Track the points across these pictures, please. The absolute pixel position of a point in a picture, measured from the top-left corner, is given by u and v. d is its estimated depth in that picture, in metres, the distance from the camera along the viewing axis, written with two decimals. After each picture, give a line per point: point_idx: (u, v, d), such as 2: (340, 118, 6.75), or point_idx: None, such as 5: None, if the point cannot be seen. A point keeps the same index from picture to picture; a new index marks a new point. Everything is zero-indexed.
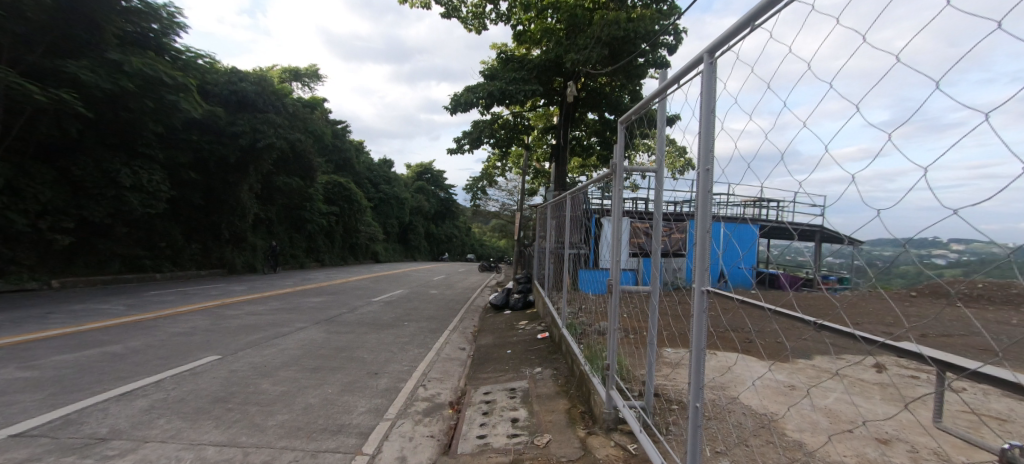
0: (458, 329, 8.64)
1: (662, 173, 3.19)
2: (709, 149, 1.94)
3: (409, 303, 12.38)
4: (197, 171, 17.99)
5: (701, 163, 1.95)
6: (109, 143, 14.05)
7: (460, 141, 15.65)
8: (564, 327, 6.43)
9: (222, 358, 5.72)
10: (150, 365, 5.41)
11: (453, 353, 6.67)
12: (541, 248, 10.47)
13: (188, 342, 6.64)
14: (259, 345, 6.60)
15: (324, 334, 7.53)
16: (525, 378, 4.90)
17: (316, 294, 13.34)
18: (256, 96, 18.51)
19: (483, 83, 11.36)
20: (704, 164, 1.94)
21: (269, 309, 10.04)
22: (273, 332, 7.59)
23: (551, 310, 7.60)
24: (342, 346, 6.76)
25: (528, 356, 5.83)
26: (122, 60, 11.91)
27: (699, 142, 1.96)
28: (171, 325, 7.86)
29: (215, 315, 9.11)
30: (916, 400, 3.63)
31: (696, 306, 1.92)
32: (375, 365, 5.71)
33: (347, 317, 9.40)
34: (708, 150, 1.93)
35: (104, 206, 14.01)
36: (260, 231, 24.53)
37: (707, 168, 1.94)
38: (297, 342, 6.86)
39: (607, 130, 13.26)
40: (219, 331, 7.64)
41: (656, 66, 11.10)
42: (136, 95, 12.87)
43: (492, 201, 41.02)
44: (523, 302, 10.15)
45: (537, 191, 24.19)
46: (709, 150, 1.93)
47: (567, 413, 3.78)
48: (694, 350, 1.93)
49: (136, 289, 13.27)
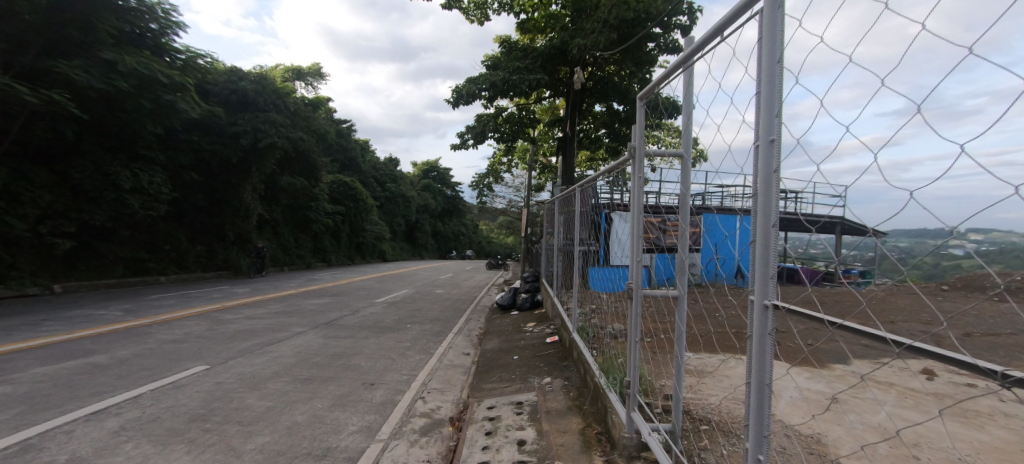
0: (463, 331, 8.24)
1: (687, 158, 2.69)
2: (774, 113, 1.41)
3: (413, 303, 11.97)
4: (199, 173, 17.74)
5: (763, 131, 1.43)
6: (109, 145, 13.81)
7: (463, 136, 15.15)
8: (575, 330, 6.00)
9: (209, 369, 5.35)
10: (131, 378, 5.05)
11: (457, 359, 6.27)
12: (548, 245, 10.03)
13: (177, 351, 6.29)
14: (251, 353, 6.23)
15: (321, 340, 7.16)
16: (533, 389, 4.48)
17: (319, 295, 13.00)
18: (256, 95, 18.19)
19: (485, 73, 10.87)
20: (767, 135, 1.42)
21: (267, 313, 9.69)
22: (269, 338, 7.23)
23: (561, 311, 7.17)
24: (339, 353, 6.36)
25: (537, 363, 5.41)
26: (115, 59, 11.59)
27: (761, 106, 1.44)
28: (163, 332, 7.53)
29: (211, 320, 8.77)
30: (985, 417, 3.13)
31: (760, 325, 1.41)
32: (372, 375, 5.32)
33: (347, 320, 9.02)
34: (773, 114, 1.41)
35: (106, 210, 13.78)
36: (265, 231, 24.34)
37: (770, 139, 1.42)
38: (292, 349, 6.48)
39: (616, 121, 12.76)
40: (213, 337, 7.29)
41: (668, 51, 10.57)
42: (132, 95, 12.55)
43: (499, 198, 40.58)
44: (532, 302, 9.69)
45: (544, 186, 23.64)
46: (774, 115, 1.41)
47: (581, 435, 3.35)
48: (754, 382, 1.45)
49: (137, 293, 13.03)
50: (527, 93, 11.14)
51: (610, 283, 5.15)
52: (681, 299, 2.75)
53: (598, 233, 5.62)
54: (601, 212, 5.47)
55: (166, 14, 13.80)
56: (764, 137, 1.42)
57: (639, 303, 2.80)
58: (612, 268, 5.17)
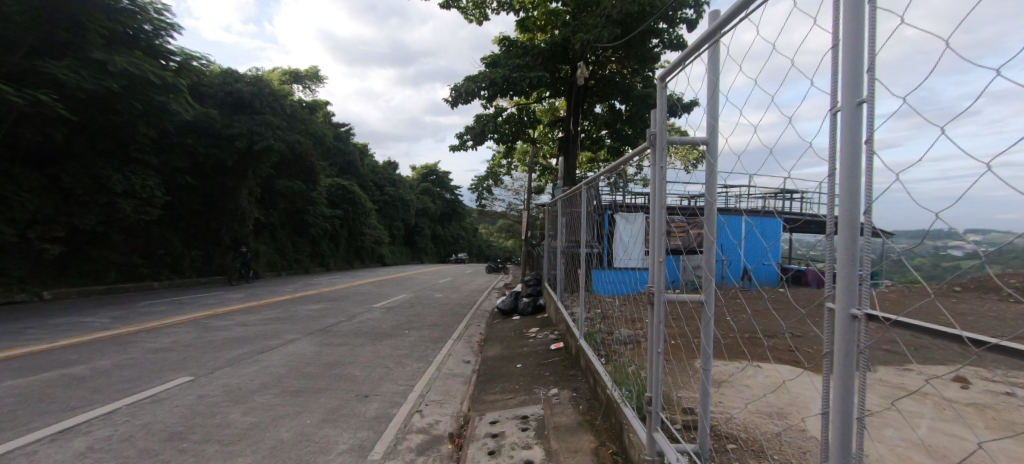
0: (463, 338, 7.92)
1: (713, 147, 2.30)
2: (860, 69, 1.08)
3: (411, 308, 11.64)
4: (193, 176, 17.43)
5: (845, 92, 1.09)
6: (100, 148, 13.46)
7: (462, 137, 14.86)
8: (581, 337, 5.70)
9: (193, 380, 5.03)
10: (109, 391, 4.73)
11: (457, 367, 5.95)
12: (551, 247, 9.73)
13: (162, 361, 5.97)
14: (240, 362, 5.90)
15: (314, 348, 6.84)
16: (539, 401, 4.18)
17: (315, 300, 12.65)
18: (252, 97, 17.90)
19: (484, 71, 10.59)
20: (853, 97, 1.08)
21: (260, 319, 9.36)
22: (260, 346, 6.92)
23: (565, 316, 6.86)
24: (333, 361, 6.03)
25: (541, 372, 5.11)
26: (105, 60, 11.28)
27: (843, 62, 1.11)
28: (150, 340, 7.20)
29: (202, 327, 8.45)
30: None
31: (846, 341, 1.10)
32: (366, 385, 5.00)
33: (343, 326, 8.68)
34: (860, 70, 1.08)
35: (97, 214, 13.44)
36: (262, 236, 24.02)
37: (857, 102, 1.08)
38: (283, 358, 6.17)
39: (617, 121, 12.49)
40: (201, 346, 6.96)
41: (671, 47, 10.33)
42: (122, 96, 12.24)
43: (499, 201, 40.29)
44: (533, 306, 9.36)
45: (545, 189, 23.34)
46: (860, 72, 1.08)
47: (594, 455, 3.05)
48: (836, 410, 1.16)
49: (128, 299, 12.68)
50: (527, 92, 10.86)
51: (615, 286, 5.00)
52: (708, 305, 2.38)
53: (601, 234, 5.38)
54: (604, 213, 5.24)
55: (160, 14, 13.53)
56: (849, 100, 1.08)
57: (658, 309, 2.45)
58: (617, 271, 5.00)
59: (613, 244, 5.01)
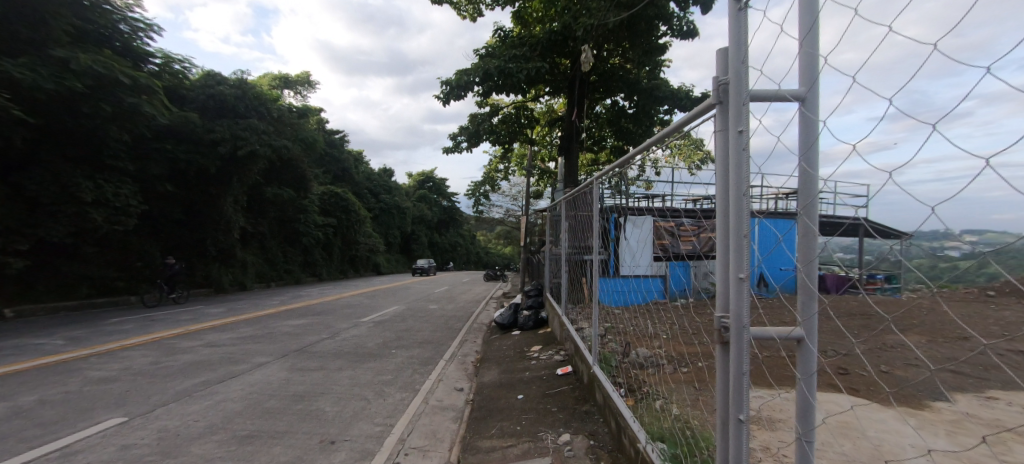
0: (457, 358, 7.05)
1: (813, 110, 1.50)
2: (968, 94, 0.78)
3: (402, 323, 10.71)
4: (174, 184, 16.54)
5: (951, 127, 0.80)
6: (71, 155, 12.54)
7: (456, 138, 14.05)
8: (593, 358, 4.92)
9: (124, 425, 4.14)
10: (16, 439, 3.86)
11: (448, 397, 5.09)
12: (552, 254, 8.90)
13: (100, 395, 5.10)
14: (190, 397, 5.00)
15: (284, 374, 5.96)
16: (548, 453, 3.35)
17: (298, 315, 11.69)
18: (235, 100, 17.03)
19: (477, 63, 9.79)
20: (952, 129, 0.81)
21: (232, 339, 8.44)
22: (223, 373, 6.05)
23: (571, 333, 6.05)
24: (302, 393, 5.14)
25: (547, 407, 4.28)
26: (67, 57, 10.39)
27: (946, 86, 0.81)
28: (97, 367, 6.31)
29: (164, 349, 7.53)
30: None
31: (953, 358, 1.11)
32: (337, 426, 4.15)
33: (323, 346, 7.78)
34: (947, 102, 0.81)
35: (65, 225, 12.45)
36: (251, 246, 23.12)
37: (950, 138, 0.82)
38: (243, 388, 5.29)
39: (621, 118, 11.79)
40: (154, 373, 6.05)
41: (681, 35, 9.60)
42: (88, 97, 11.32)
43: (497, 208, 39.38)
44: (535, 320, 8.47)
45: (544, 193, 22.53)
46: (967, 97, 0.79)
47: None
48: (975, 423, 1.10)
49: (97, 317, 11.71)
50: (525, 85, 10.06)
51: (622, 295, 4.44)
52: (812, 342, 1.55)
53: (607, 239, 4.71)
54: (610, 217, 4.60)
55: (134, 12, 12.74)
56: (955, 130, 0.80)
57: (738, 355, 1.56)
58: (623, 279, 4.38)
59: (620, 250, 4.37)
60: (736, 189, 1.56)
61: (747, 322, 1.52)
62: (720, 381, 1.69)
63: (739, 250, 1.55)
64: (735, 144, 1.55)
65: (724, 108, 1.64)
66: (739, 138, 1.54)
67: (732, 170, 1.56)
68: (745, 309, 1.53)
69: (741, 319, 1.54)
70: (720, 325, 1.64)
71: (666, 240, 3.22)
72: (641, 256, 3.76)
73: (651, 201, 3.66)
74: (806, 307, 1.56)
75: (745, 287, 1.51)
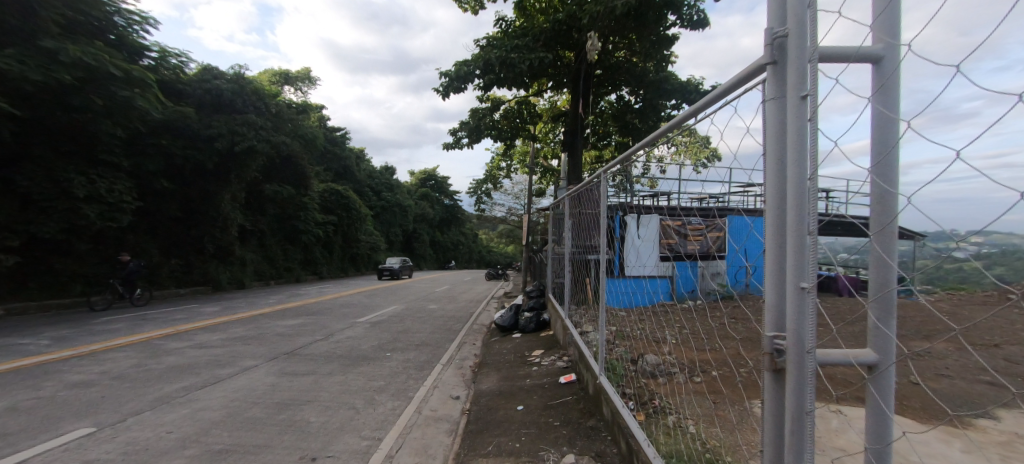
0: (454, 362, 6.72)
1: (894, 70, 1.15)
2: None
3: (400, 323, 10.37)
4: (171, 181, 16.23)
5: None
6: (63, 149, 12.25)
7: (457, 133, 13.69)
8: (594, 358, 4.55)
9: (92, 438, 3.83)
10: None
11: (443, 406, 4.77)
12: (554, 254, 8.56)
13: (74, 401, 4.80)
14: (167, 405, 4.67)
15: (272, 379, 5.66)
16: None
17: (293, 315, 11.37)
18: (233, 95, 16.56)
19: (478, 53, 9.44)
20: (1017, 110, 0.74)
21: (222, 340, 8.13)
22: (208, 377, 5.74)
23: (574, 336, 5.73)
24: (286, 401, 4.80)
25: (548, 420, 3.97)
26: (56, 48, 10.02)
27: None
28: (77, 370, 6.01)
29: (149, 351, 7.22)
30: None
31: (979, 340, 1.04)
32: (323, 439, 3.83)
33: (315, 348, 7.46)
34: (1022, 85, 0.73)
35: (57, 222, 12.12)
36: (250, 244, 22.85)
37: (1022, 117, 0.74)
38: (226, 395, 4.98)
39: (627, 114, 11.45)
40: (134, 378, 5.72)
41: (690, 25, 9.24)
42: (79, 90, 10.97)
43: (499, 206, 39.03)
44: (537, 323, 8.12)
45: (546, 191, 22.17)
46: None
47: None
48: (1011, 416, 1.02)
49: (88, 315, 11.40)
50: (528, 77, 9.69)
51: (623, 296, 4.18)
52: (890, 367, 1.21)
53: (613, 238, 4.40)
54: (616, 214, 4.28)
55: (127, 4, 12.42)
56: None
57: (799, 388, 1.20)
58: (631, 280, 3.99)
59: (626, 252, 4.05)
60: (796, 172, 1.19)
61: (814, 346, 1.16)
62: (768, 416, 1.33)
63: (800, 252, 1.18)
64: (796, 114, 1.18)
65: (777, 70, 1.27)
66: (800, 105, 1.18)
67: (791, 149, 1.20)
68: (810, 328, 1.16)
69: (806, 341, 1.18)
70: (773, 348, 1.28)
71: (672, 240, 2.95)
72: (647, 255, 3.49)
73: (659, 199, 3.31)
74: (879, 325, 1.23)
75: (811, 300, 1.15)
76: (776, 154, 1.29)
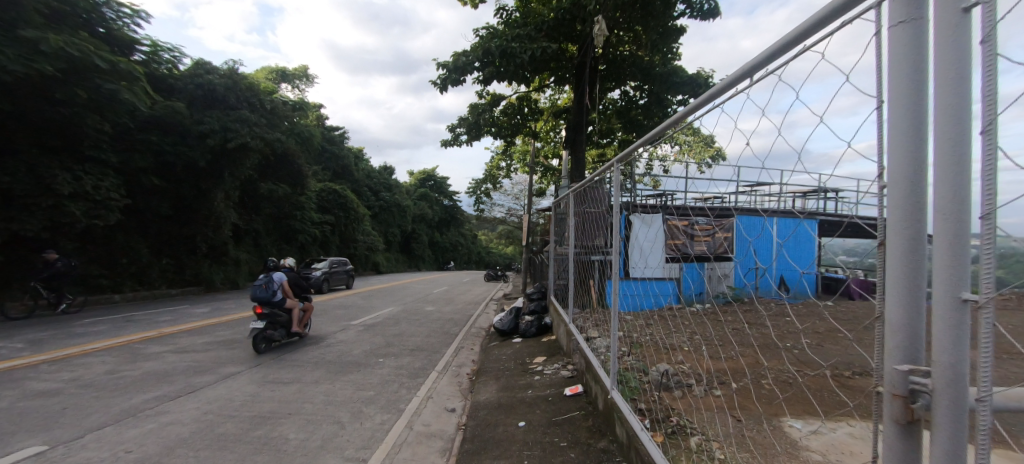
0: (451, 369, 6.32)
1: None
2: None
3: (395, 326, 9.95)
4: (162, 178, 15.77)
5: None
6: (47, 144, 11.78)
7: (456, 130, 13.26)
8: (601, 367, 4.16)
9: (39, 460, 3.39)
10: None
11: (437, 420, 4.34)
12: (556, 254, 8.16)
13: (31, 413, 4.37)
14: (133, 419, 4.25)
15: (253, 387, 5.25)
16: None
17: (284, 317, 10.94)
18: (226, 91, 16.02)
19: (477, 43, 9.03)
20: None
21: (205, 344, 7.71)
22: (185, 385, 5.33)
23: (580, 342, 5.32)
24: (265, 414, 4.38)
25: (554, 441, 3.55)
26: (37, 38, 9.48)
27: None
28: (43, 377, 5.58)
29: (126, 356, 6.81)
30: None
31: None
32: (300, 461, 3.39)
33: (304, 353, 7.05)
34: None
35: (40, 220, 11.60)
36: (244, 244, 22.43)
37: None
38: (200, 407, 4.55)
39: (632, 109, 11.12)
40: (104, 386, 5.30)
41: (700, 15, 8.84)
42: (62, 82, 10.49)
43: (499, 207, 38.70)
44: (538, 327, 7.70)
45: (546, 191, 21.76)
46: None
47: None
48: None
49: (70, 317, 10.92)
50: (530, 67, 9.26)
51: (632, 300, 4.09)
52: None
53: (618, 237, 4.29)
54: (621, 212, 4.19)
55: None
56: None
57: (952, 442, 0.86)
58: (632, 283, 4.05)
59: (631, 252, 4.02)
60: (955, 116, 0.85)
61: (988, 385, 0.82)
62: None
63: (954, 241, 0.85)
64: (954, 34, 0.85)
65: None
66: (961, 22, 0.85)
67: (949, 82, 0.86)
68: (979, 360, 0.83)
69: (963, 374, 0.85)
70: (907, 391, 0.93)
71: (680, 241, 3.00)
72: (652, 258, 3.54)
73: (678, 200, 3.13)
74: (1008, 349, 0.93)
75: (980, 317, 0.82)
76: (904, 94, 0.96)
